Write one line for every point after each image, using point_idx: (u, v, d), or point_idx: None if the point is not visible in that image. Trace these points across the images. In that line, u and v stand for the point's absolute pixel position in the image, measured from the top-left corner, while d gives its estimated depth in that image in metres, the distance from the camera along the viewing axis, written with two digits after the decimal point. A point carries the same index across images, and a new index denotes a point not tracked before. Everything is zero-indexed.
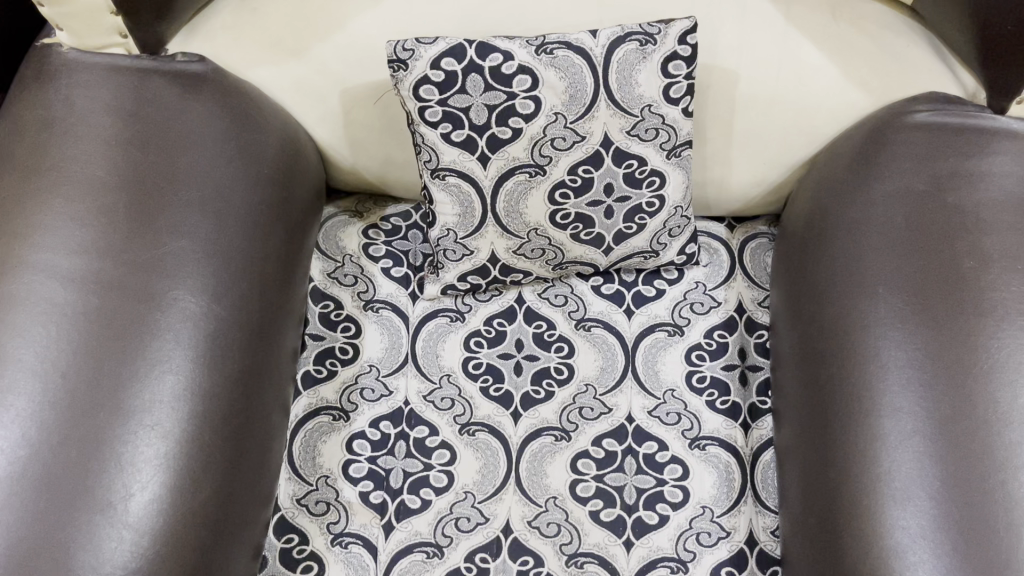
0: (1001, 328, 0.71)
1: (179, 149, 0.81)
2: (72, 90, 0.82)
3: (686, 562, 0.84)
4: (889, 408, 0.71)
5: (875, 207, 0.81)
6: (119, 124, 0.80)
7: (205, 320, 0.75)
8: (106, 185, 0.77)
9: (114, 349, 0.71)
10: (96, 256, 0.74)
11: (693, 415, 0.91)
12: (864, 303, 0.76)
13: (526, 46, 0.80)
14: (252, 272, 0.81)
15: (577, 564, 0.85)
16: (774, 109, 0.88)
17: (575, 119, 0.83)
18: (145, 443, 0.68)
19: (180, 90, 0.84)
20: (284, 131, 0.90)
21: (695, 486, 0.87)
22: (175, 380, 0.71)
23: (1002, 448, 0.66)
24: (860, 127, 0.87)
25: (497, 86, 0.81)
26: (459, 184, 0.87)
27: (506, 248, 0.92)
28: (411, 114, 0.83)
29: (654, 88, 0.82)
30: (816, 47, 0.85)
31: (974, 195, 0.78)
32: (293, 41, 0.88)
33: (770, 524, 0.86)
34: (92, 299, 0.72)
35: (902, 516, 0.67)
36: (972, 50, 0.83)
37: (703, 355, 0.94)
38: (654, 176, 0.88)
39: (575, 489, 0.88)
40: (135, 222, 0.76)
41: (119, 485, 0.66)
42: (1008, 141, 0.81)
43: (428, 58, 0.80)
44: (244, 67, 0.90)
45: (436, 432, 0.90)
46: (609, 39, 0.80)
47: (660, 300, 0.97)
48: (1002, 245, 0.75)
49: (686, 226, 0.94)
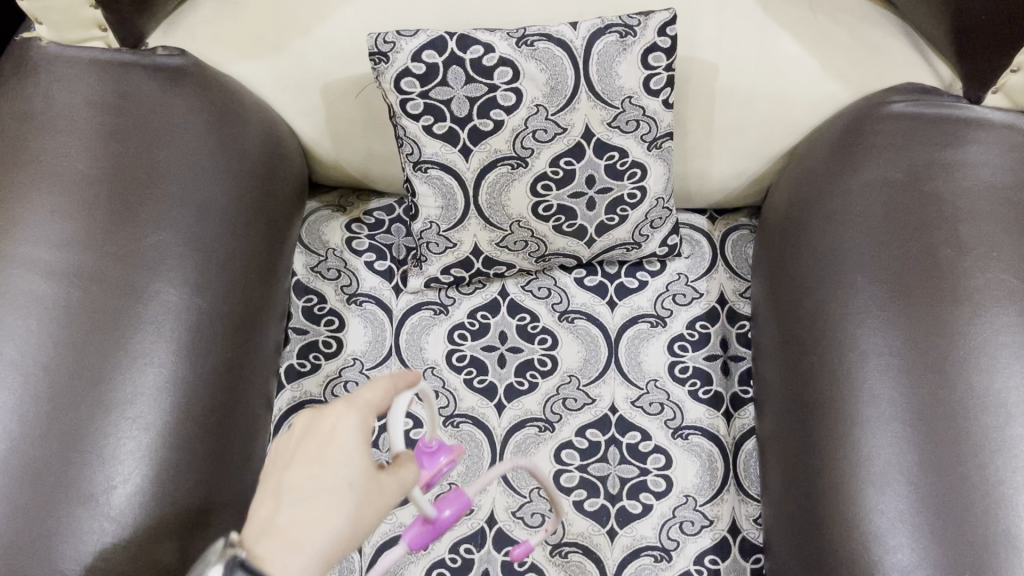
0: (977, 315, 0.71)
1: (159, 143, 0.81)
2: (51, 84, 0.81)
3: (669, 551, 0.85)
4: (867, 395, 0.72)
5: (852, 197, 0.82)
6: (99, 117, 0.80)
7: (186, 313, 0.75)
8: (87, 178, 0.77)
9: (96, 342, 0.70)
10: (75, 248, 0.74)
11: (676, 406, 0.91)
12: (841, 292, 0.77)
13: (506, 38, 0.80)
14: (234, 266, 0.81)
15: (561, 553, 0.85)
16: (753, 101, 0.89)
17: (556, 111, 0.83)
18: (127, 436, 0.68)
19: (160, 84, 0.84)
20: (265, 126, 0.90)
21: (678, 475, 0.88)
22: (157, 372, 0.71)
23: (979, 432, 0.66)
24: (840, 118, 0.88)
25: (478, 79, 0.81)
26: (442, 176, 0.88)
27: (489, 241, 0.92)
28: (392, 108, 0.84)
29: (634, 79, 0.83)
30: (795, 39, 0.86)
31: (951, 184, 0.79)
32: (273, 35, 0.88)
33: (752, 512, 0.87)
34: (72, 291, 0.72)
35: (881, 500, 0.67)
36: (948, 42, 0.83)
37: (685, 346, 0.94)
38: (635, 167, 0.88)
39: (559, 479, 0.88)
40: (117, 215, 0.76)
41: (101, 478, 0.66)
42: (985, 131, 0.82)
43: (408, 51, 0.80)
44: (224, 63, 0.90)
45: (420, 425, 0.91)
46: (588, 31, 0.81)
47: (642, 291, 0.97)
48: (978, 233, 0.75)
49: (668, 218, 0.95)
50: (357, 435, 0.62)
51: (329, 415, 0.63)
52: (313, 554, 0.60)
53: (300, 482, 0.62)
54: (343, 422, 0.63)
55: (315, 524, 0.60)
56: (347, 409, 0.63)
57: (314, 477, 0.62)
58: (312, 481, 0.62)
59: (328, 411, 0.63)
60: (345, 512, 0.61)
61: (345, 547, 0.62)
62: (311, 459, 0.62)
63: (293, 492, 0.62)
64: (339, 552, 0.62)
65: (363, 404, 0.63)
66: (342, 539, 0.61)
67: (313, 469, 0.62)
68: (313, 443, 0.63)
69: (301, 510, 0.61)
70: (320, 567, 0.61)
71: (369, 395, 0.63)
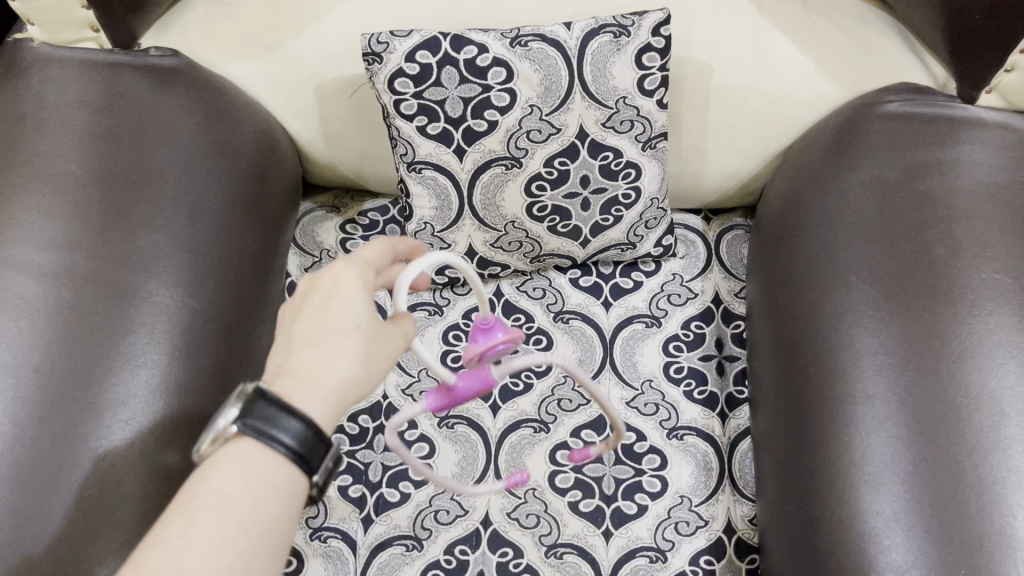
0: (971, 315, 0.71)
1: (153, 144, 0.81)
2: (44, 85, 0.81)
3: (664, 551, 0.84)
4: (862, 394, 0.71)
5: (846, 197, 0.81)
6: (92, 118, 0.80)
7: (180, 315, 0.75)
8: (79, 179, 0.77)
9: (87, 344, 0.70)
10: (68, 250, 0.73)
11: (671, 406, 0.91)
12: (836, 292, 0.77)
13: (500, 39, 0.80)
14: (227, 268, 0.81)
15: (556, 555, 0.85)
16: (747, 101, 0.89)
17: (550, 111, 0.83)
18: (120, 438, 0.68)
19: (153, 86, 0.84)
20: (258, 127, 0.90)
21: (673, 476, 0.88)
22: (150, 375, 0.71)
23: (973, 432, 0.66)
24: (834, 118, 0.88)
25: (472, 79, 0.81)
26: (436, 176, 0.87)
27: (484, 241, 0.92)
28: (386, 109, 0.83)
29: (628, 80, 0.82)
30: (789, 39, 0.86)
31: (945, 184, 0.79)
32: (266, 36, 0.87)
33: (747, 512, 0.87)
34: (64, 293, 0.71)
35: (875, 500, 0.67)
36: (942, 43, 0.83)
37: (680, 346, 0.94)
38: (630, 168, 0.88)
39: (555, 480, 0.88)
40: (109, 216, 0.76)
41: (93, 481, 0.66)
42: (978, 131, 0.82)
43: (402, 51, 0.80)
44: (218, 64, 0.90)
45: (414, 426, 0.91)
46: (582, 32, 0.81)
47: (637, 292, 0.98)
48: (972, 232, 0.75)
49: (662, 218, 0.95)
50: (360, 284, 0.61)
51: (329, 272, 0.62)
52: (329, 393, 0.58)
53: (306, 332, 0.60)
54: (343, 275, 0.61)
55: (329, 363, 0.58)
56: (347, 263, 0.62)
57: (322, 323, 0.60)
58: (318, 330, 0.60)
59: (326, 269, 0.62)
60: (356, 353, 0.60)
61: (356, 392, 0.60)
62: (315, 310, 0.61)
63: (299, 343, 0.60)
64: (349, 399, 0.60)
65: (361, 260, 0.62)
66: (352, 384, 0.59)
67: (318, 320, 0.60)
68: (315, 296, 0.61)
69: (310, 355, 0.59)
70: (335, 409, 0.59)
71: (367, 254, 0.63)
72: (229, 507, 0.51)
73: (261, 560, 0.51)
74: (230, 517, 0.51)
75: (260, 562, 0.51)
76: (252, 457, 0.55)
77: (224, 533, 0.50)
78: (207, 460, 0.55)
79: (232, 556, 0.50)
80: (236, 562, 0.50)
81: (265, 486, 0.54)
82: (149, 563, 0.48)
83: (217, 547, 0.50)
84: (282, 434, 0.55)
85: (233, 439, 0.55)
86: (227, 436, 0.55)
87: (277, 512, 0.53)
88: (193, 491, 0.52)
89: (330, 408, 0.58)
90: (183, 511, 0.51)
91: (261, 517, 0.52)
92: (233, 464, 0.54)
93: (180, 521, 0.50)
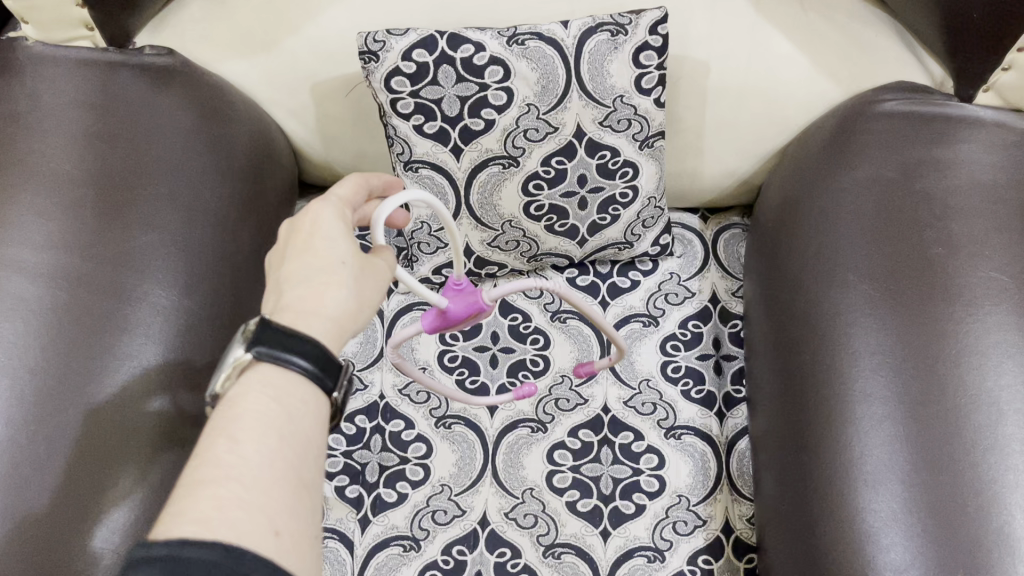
0: (969, 313, 0.71)
1: (148, 143, 0.80)
2: (38, 84, 0.81)
3: (662, 551, 0.85)
4: (860, 394, 0.71)
5: (844, 195, 0.81)
6: (87, 117, 0.79)
7: (176, 314, 0.74)
8: (73, 178, 0.76)
9: (82, 344, 0.70)
10: (62, 249, 0.73)
11: (669, 405, 0.91)
12: (833, 290, 0.77)
13: (497, 37, 0.79)
14: (224, 268, 0.81)
15: (554, 555, 0.85)
16: (744, 100, 0.89)
17: (547, 110, 0.82)
18: (116, 438, 0.67)
19: (149, 85, 0.83)
20: (254, 126, 0.89)
21: (670, 476, 0.88)
22: (146, 375, 0.70)
23: (970, 430, 0.66)
24: (830, 118, 0.88)
25: (469, 77, 0.80)
26: (433, 175, 0.87)
27: (480, 241, 0.93)
28: (382, 107, 0.83)
29: (626, 78, 0.82)
30: (786, 38, 0.86)
31: (943, 182, 0.78)
32: (262, 34, 0.87)
33: (745, 512, 0.87)
34: (60, 293, 0.71)
35: (873, 498, 0.67)
36: (940, 42, 0.83)
37: (677, 346, 0.94)
38: (627, 167, 0.88)
39: (552, 480, 0.88)
40: (104, 216, 0.75)
41: (88, 480, 0.65)
42: (976, 129, 0.82)
43: (399, 50, 0.79)
44: (214, 63, 0.89)
45: (411, 426, 0.91)
46: (579, 30, 0.80)
47: (634, 291, 0.98)
48: (970, 231, 0.75)
49: (659, 217, 0.94)
50: (339, 219, 0.61)
51: (307, 212, 0.61)
52: (329, 322, 0.58)
53: (295, 271, 0.59)
54: (322, 213, 0.61)
55: (323, 296, 0.58)
56: (324, 201, 0.61)
57: (308, 260, 0.59)
58: (305, 267, 0.59)
59: (303, 210, 0.61)
60: (348, 286, 0.60)
61: (353, 321, 0.60)
62: (299, 249, 0.60)
63: (290, 282, 0.59)
64: (347, 330, 0.60)
65: (336, 197, 0.62)
66: (349, 314, 0.60)
67: (304, 258, 0.60)
68: (298, 237, 0.61)
69: (303, 292, 0.59)
70: (337, 338, 0.59)
71: (342, 192, 0.63)
72: (269, 423, 0.52)
73: (307, 469, 0.53)
74: (274, 430, 0.52)
75: (307, 471, 0.53)
76: (275, 379, 0.55)
77: (270, 446, 0.51)
78: (227, 392, 0.55)
79: (284, 466, 0.51)
80: (288, 471, 0.51)
81: (295, 403, 0.55)
82: (206, 480, 0.48)
83: (266, 459, 0.51)
84: (300, 357, 0.56)
85: (248, 368, 0.56)
86: (243, 366, 0.56)
87: (311, 427, 0.55)
88: (227, 415, 0.52)
89: (333, 336, 0.58)
90: (223, 432, 0.51)
91: (299, 429, 0.53)
92: (260, 387, 0.54)
93: (224, 441, 0.51)
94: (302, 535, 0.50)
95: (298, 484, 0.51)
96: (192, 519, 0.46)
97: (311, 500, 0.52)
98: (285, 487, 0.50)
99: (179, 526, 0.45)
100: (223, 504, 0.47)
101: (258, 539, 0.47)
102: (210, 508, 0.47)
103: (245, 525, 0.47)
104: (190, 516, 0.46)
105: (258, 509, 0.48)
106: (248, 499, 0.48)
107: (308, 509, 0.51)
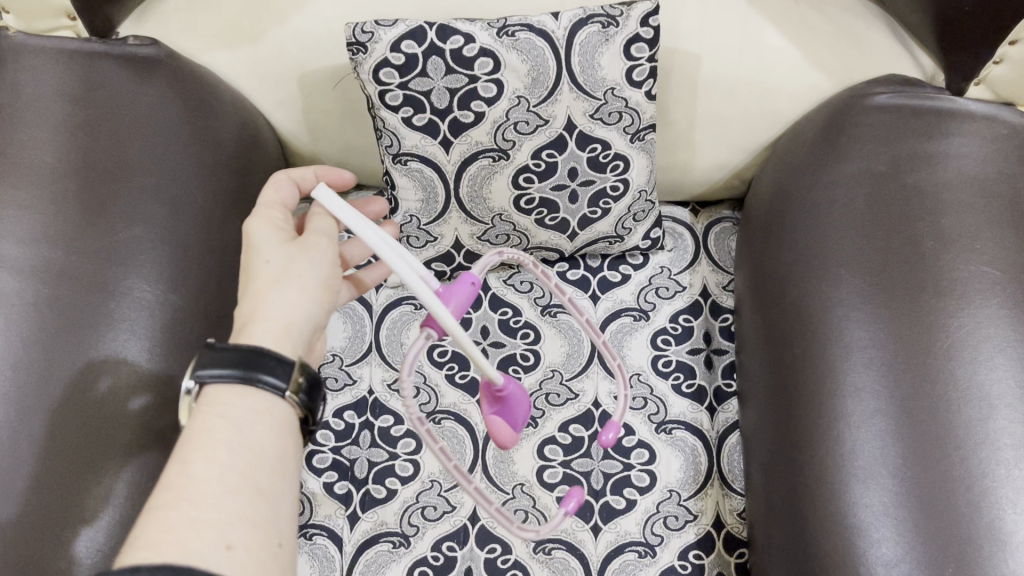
0: (960, 308, 0.71)
1: (131, 135, 0.79)
2: (17, 73, 0.79)
3: (653, 546, 0.84)
4: (851, 388, 0.71)
5: (836, 188, 0.81)
6: (69, 109, 0.78)
7: (162, 309, 0.73)
8: (55, 171, 0.75)
9: (65, 340, 0.69)
10: (45, 244, 0.72)
11: (660, 400, 0.91)
12: (824, 284, 0.77)
13: (487, 28, 0.78)
14: (211, 261, 0.79)
15: (544, 550, 0.85)
16: (735, 93, 0.88)
17: (537, 102, 0.81)
18: (101, 436, 0.66)
19: (133, 76, 0.82)
20: (242, 116, 0.88)
21: (661, 470, 0.87)
22: (132, 371, 0.69)
23: (960, 425, 0.66)
24: (822, 110, 0.88)
25: (458, 69, 0.79)
26: (422, 168, 0.86)
27: (471, 235, 0.93)
28: (371, 99, 0.82)
29: (616, 71, 0.81)
30: (777, 29, 0.85)
31: (934, 176, 0.78)
32: (247, 23, 0.85)
33: (736, 506, 0.86)
34: (42, 289, 0.70)
35: (864, 493, 0.67)
36: (932, 36, 0.82)
37: (668, 340, 0.94)
38: (618, 159, 0.87)
39: (542, 475, 0.88)
40: (87, 210, 0.74)
41: (73, 479, 0.64)
42: (967, 123, 0.82)
43: (387, 41, 0.78)
44: (199, 53, 0.87)
45: (400, 421, 0.90)
46: (570, 21, 0.79)
47: (625, 285, 0.97)
48: (961, 225, 0.75)
49: (650, 211, 0.94)
50: (263, 223, 0.61)
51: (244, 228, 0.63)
52: (268, 323, 0.58)
53: (242, 286, 0.61)
54: (249, 225, 0.62)
55: (258, 301, 0.58)
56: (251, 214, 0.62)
57: (246, 273, 0.60)
58: (246, 280, 0.60)
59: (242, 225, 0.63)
60: (281, 283, 0.59)
61: (303, 314, 0.60)
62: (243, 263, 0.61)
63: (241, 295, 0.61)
64: (297, 323, 0.59)
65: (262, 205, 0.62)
66: (291, 310, 0.59)
67: (243, 271, 0.61)
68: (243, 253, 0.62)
69: (246, 301, 0.59)
70: (285, 336, 0.58)
71: (265, 196, 0.63)
72: (217, 437, 0.52)
73: (263, 475, 0.53)
74: (222, 444, 0.52)
75: (263, 477, 0.53)
76: (223, 397, 0.55)
77: (220, 460, 0.52)
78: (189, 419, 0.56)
79: (236, 478, 0.51)
80: (241, 481, 0.52)
81: (244, 414, 0.55)
82: (161, 505, 0.49)
83: (217, 473, 0.51)
84: (250, 371, 0.55)
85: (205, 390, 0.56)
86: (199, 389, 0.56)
87: (264, 432, 0.55)
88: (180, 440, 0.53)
89: (277, 337, 0.58)
90: (176, 456, 0.52)
91: (249, 439, 0.53)
92: (210, 408, 0.54)
93: (177, 465, 0.51)
94: (263, 544, 0.50)
95: (253, 492, 0.52)
96: (144, 546, 0.46)
97: (270, 505, 0.52)
98: (240, 499, 0.51)
99: (131, 554, 0.46)
100: (174, 526, 0.48)
101: (209, 556, 0.47)
102: (163, 531, 0.47)
103: (196, 543, 0.47)
104: (142, 543, 0.47)
105: (210, 525, 0.48)
106: (201, 517, 0.48)
107: (267, 516, 0.52)
